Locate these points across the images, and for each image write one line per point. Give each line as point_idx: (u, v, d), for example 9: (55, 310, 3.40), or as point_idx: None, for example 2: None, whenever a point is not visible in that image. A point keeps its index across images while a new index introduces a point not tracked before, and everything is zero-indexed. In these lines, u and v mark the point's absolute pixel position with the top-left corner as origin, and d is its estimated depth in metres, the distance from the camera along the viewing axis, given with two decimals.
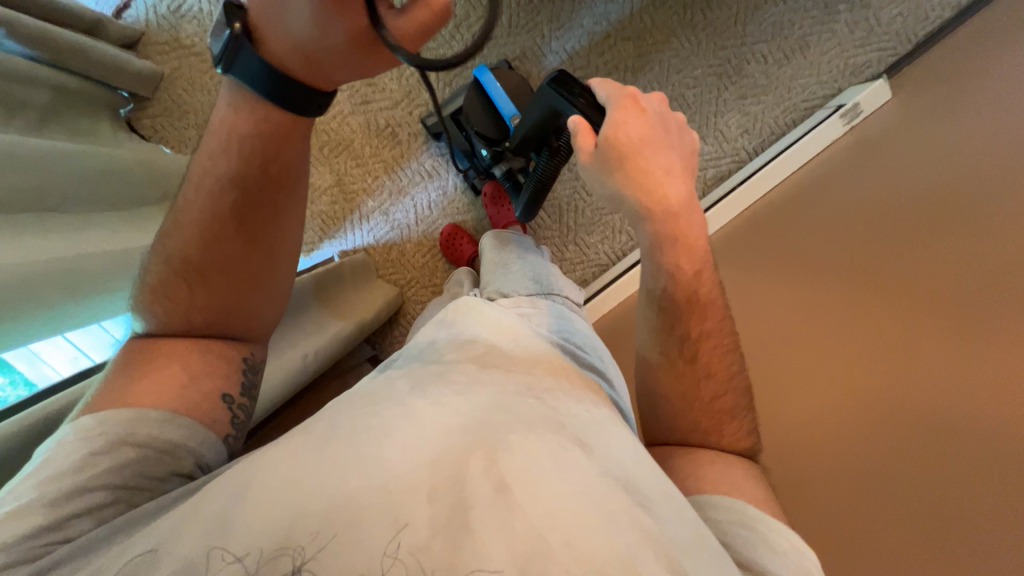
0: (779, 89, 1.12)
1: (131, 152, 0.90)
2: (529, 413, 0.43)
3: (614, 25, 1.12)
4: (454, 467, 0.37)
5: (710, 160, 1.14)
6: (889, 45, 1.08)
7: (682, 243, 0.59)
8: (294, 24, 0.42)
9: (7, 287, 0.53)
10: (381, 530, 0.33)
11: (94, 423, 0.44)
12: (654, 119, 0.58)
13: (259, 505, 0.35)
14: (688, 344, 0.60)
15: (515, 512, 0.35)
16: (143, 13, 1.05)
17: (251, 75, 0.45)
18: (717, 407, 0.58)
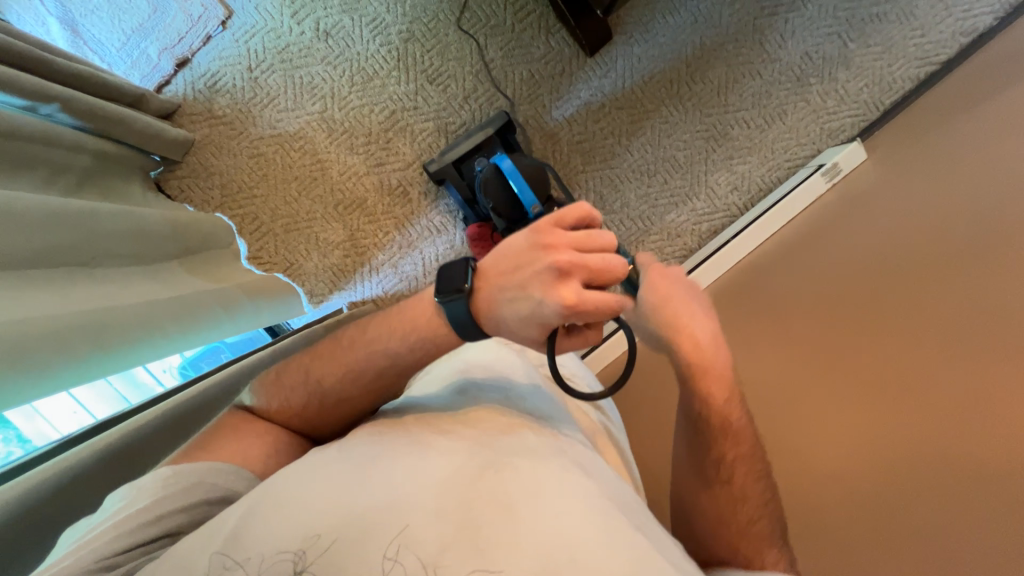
0: (764, 150, 1.23)
1: (158, 212, 0.97)
2: (532, 438, 0.50)
3: (608, 95, 1.21)
4: (467, 490, 0.43)
5: (704, 215, 1.22)
6: (859, 112, 1.21)
7: (711, 378, 0.63)
8: (508, 314, 0.52)
9: (44, 338, 0.56)
10: (385, 536, 0.40)
11: (173, 473, 0.51)
12: (676, 282, 0.62)
13: (268, 525, 0.41)
14: (723, 467, 0.63)
15: (518, 527, 0.41)
16: (182, 88, 1.14)
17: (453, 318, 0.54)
18: (754, 531, 0.62)
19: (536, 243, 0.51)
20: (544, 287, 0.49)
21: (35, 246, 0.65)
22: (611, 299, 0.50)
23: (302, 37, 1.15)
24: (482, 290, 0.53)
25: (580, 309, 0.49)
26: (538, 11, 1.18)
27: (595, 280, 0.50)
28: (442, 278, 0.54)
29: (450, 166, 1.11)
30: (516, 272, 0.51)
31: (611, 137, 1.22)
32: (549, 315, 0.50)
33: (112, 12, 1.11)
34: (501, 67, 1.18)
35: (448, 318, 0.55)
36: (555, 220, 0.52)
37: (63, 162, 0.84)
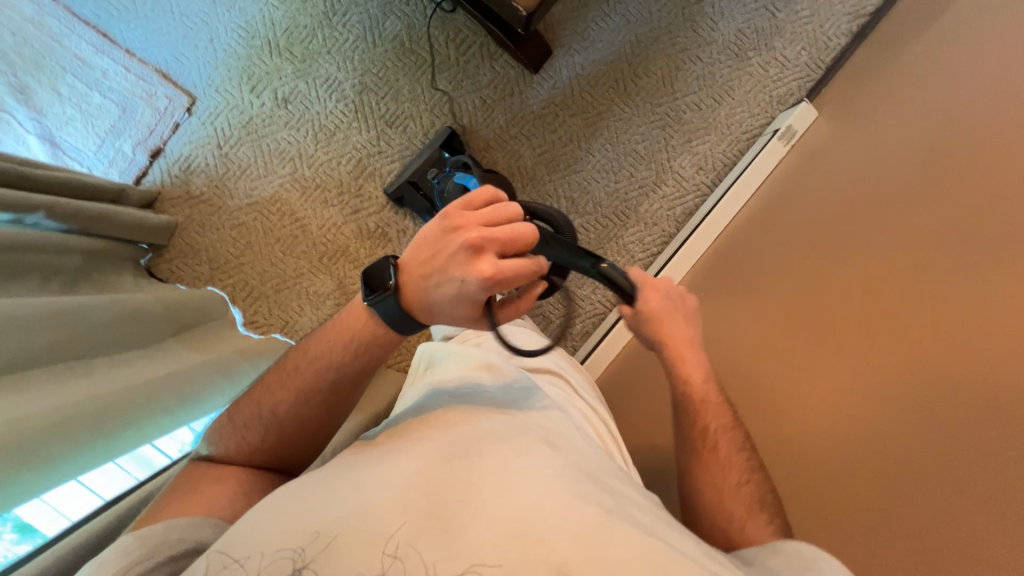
0: (719, 127, 1.27)
1: (152, 295, 1.01)
2: (502, 425, 0.56)
3: (559, 105, 1.26)
4: (445, 486, 0.49)
5: (676, 200, 1.26)
6: (804, 73, 1.26)
7: (684, 369, 0.74)
8: (436, 298, 0.55)
9: (50, 431, 0.59)
10: (374, 541, 0.44)
11: (128, 541, 0.52)
12: (669, 296, 0.75)
13: (266, 530, 0.46)
14: (709, 438, 0.71)
15: (494, 509, 0.47)
16: (159, 175, 1.20)
17: (386, 315, 0.58)
18: (745, 492, 0.67)
19: (446, 227, 0.54)
20: (463, 266, 0.53)
21: (30, 350, 0.67)
22: (530, 266, 0.54)
23: (264, 109, 1.21)
24: (407, 284, 0.57)
25: (500, 279, 0.52)
26: (479, 42, 1.23)
27: (509, 251, 0.53)
28: (370, 281, 0.58)
29: (406, 182, 1.17)
30: (435, 258, 0.55)
31: (570, 143, 1.26)
32: (474, 292, 0.53)
33: (85, 120, 1.17)
34: (453, 100, 1.24)
35: (380, 317, 0.59)
36: (464, 203, 0.55)
37: (52, 265, 0.89)
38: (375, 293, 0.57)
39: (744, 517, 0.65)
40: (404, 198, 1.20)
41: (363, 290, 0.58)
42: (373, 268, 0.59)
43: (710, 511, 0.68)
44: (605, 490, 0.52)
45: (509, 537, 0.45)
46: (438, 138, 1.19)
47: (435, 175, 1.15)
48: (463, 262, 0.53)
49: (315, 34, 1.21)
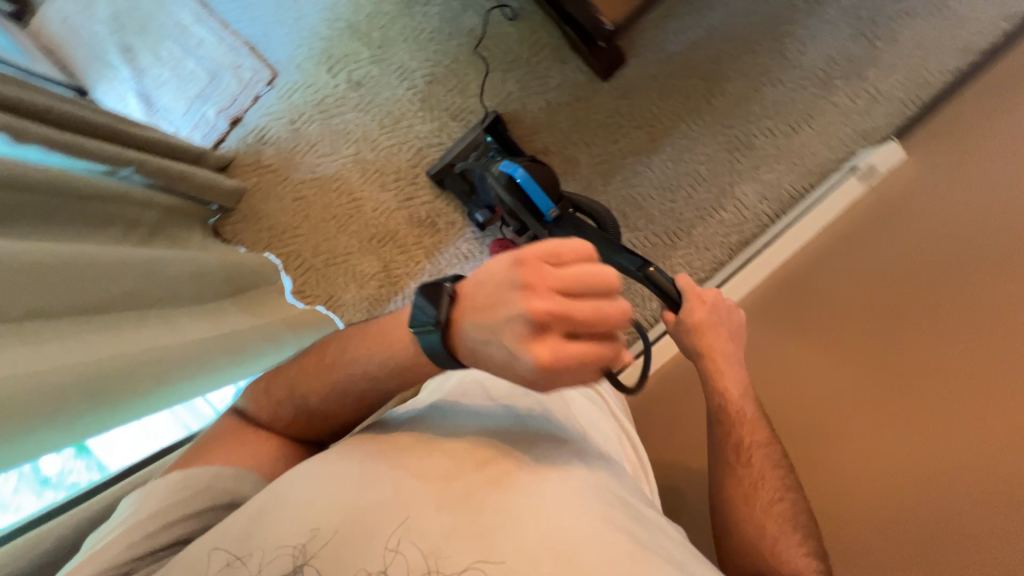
0: (791, 157, 1.21)
1: (215, 255, 1.08)
2: (536, 439, 0.56)
3: (625, 116, 1.23)
4: (478, 487, 0.49)
5: (732, 227, 1.22)
6: (895, 110, 1.19)
7: (722, 382, 0.74)
8: (482, 351, 0.50)
9: (112, 377, 0.64)
10: (388, 526, 0.46)
11: (184, 479, 0.59)
12: (716, 309, 0.77)
13: (278, 513, 0.49)
14: (742, 452, 0.70)
15: (506, 508, 0.47)
16: (235, 142, 1.27)
17: (430, 349, 0.54)
18: (777, 511, 0.66)
19: (516, 284, 0.47)
20: (522, 338, 0.46)
21: (97, 296, 0.72)
22: (597, 355, 0.47)
23: (337, 89, 1.25)
24: (457, 322, 0.53)
25: (559, 366, 0.46)
26: (552, 44, 1.22)
27: (580, 329, 0.47)
28: (418, 309, 0.54)
29: (448, 164, 1.19)
30: (494, 312, 0.49)
31: (631, 156, 1.23)
32: (524, 369, 0.47)
33: (176, 83, 1.25)
34: (518, 100, 1.23)
35: (423, 348, 0.55)
36: (546, 255, 0.47)
37: (134, 217, 0.96)
38: (423, 325, 0.53)
39: (778, 535, 0.65)
40: (444, 180, 1.21)
41: (410, 317, 0.54)
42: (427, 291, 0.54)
43: (738, 536, 0.66)
44: (636, 517, 0.51)
45: (538, 547, 0.45)
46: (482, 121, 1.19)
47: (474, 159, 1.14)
48: (523, 333, 0.46)
49: (394, 22, 1.24)
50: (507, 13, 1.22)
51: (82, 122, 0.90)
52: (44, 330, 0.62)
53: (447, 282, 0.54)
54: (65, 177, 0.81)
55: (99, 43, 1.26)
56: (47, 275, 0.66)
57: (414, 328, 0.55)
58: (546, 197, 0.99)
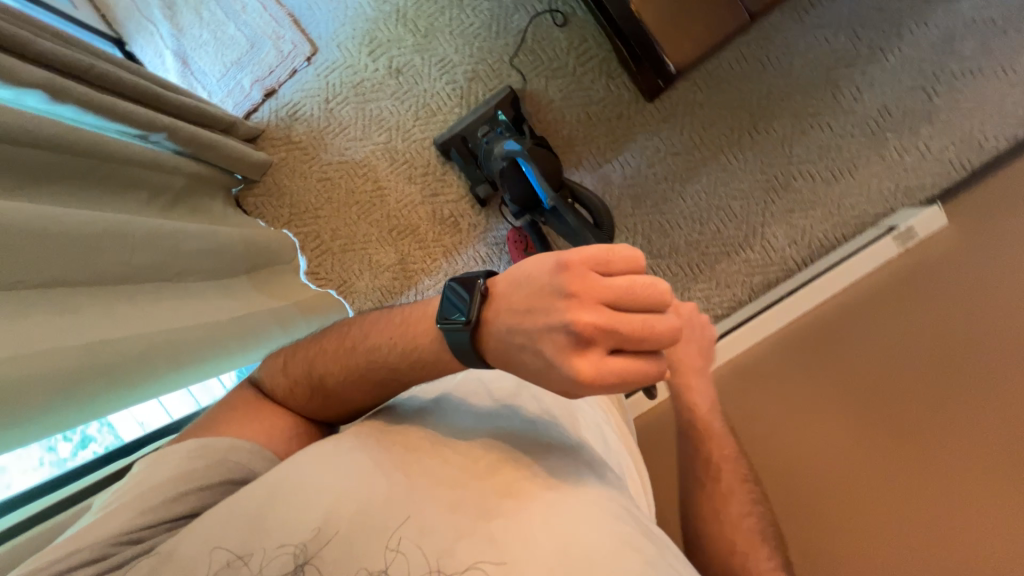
0: (828, 205, 1.18)
1: (237, 230, 1.07)
2: (548, 444, 0.56)
3: (664, 140, 1.20)
4: (491, 491, 0.49)
5: (757, 267, 1.21)
6: (943, 170, 1.15)
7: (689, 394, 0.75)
8: (511, 345, 0.51)
9: (123, 357, 0.64)
10: (394, 523, 0.47)
11: (199, 449, 0.60)
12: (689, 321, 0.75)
13: (283, 508, 0.49)
14: (711, 466, 0.71)
15: (512, 512, 0.47)
16: (267, 114, 1.25)
17: (458, 346, 0.54)
18: (745, 526, 0.66)
19: (561, 291, 0.47)
20: (564, 344, 0.46)
21: (115, 269, 0.72)
22: (636, 375, 0.46)
23: (376, 74, 1.23)
24: (487, 323, 0.53)
25: (598, 377, 0.45)
26: (601, 55, 1.18)
27: (624, 344, 0.46)
28: (448, 306, 0.54)
29: (456, 135, 1.17)
30: (535, 316, 0.49)
31: (665, 181, 1.21)
32: (559, 377, 0.47)
33: (216, 47, 1.23)
34: (559, 108, 1.20)
35: (448, 345, 0.55)
36: (593, 262, 0.47)
37: (160, 184, 0.95)
38: (452, 322, 0.53)
39: (748, 549, 0.64)
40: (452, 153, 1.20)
41: (438, 313, 0.54)
42: (459, 290, 0.54)
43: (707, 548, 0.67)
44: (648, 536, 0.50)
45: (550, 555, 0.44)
46: (498, 96, 1.17)
47: (484, 134, 1.15)
48: (563, 338, 0.46)
49: (442, 12, 1.21)
50: (557, 19, 1.18)
51: (117, 83, 0.88)
52: (59, 304, 0.62)
53: (479, 279, 0.54)
54: (96, 141, 0.79)
55: None
56: (63, 246, 0.65)
57: (441, 323, 0.55)
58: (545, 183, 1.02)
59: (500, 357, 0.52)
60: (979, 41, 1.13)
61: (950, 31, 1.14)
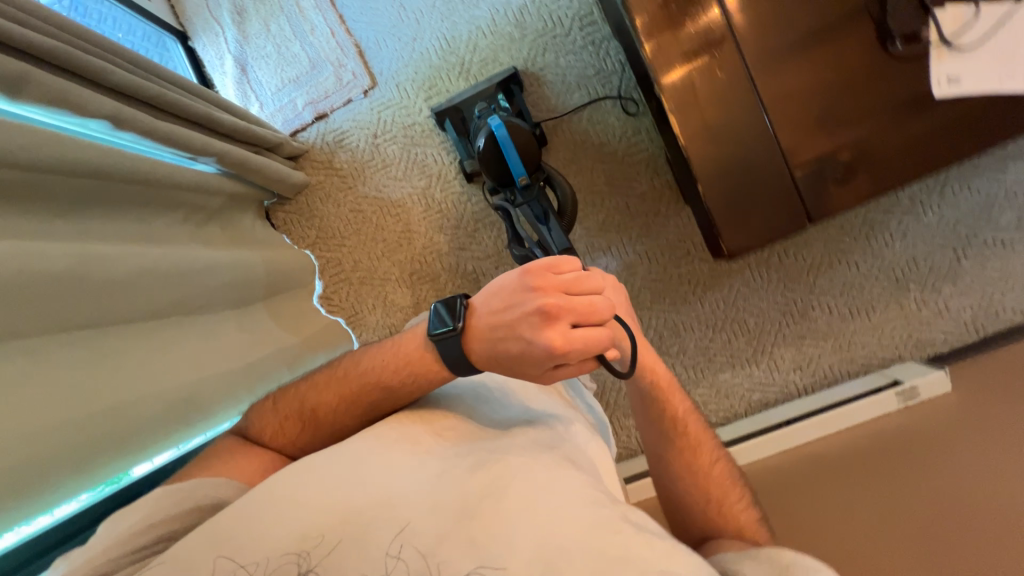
0: (840, 339, 1.21)
1: (260, 253, 1.08)
2: (526, 441, 0.61)
3: (695, 244, 1.21)
4: (471, 495, 0.53)
5: (759, 385, 1.23)
6: (956, 331, 1.18)
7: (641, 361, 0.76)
8: (495, 342, 0.62)
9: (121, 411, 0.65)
10: (391, 526, 0.50)
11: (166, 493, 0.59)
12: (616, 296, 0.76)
13: (272, 531, 0.51)
14: (678, 422, 0.77)
15: (498, 503, 0.52)
16: (314, 136, 1.26)
17: (448, 354, 0.65)
18: (717, 478, 0.75)
19: (530, 288, 0.60)
20: (537, 326, 0.59)
21: (135, 309, 0.72)
22: (598, 335, 0.59)
23: (428, 121, 1.23)
24: (472, 326, 0.64)
25: (569, 347, 0.58)
26: (651, 152, 1.20)
27: (582, 321, 0.59)
28: (440, 320, 0.65)
29: (455, 107, 1.16)
30: (511, 312, 0.61)
31: (688, 285, 1.22)
32: (537, 353, 0.59)
33: (277, 61, 1.24)
34: (601, 192, 1.22)
35: (440, 356, 0.65)
36: (551, 266, 0.62)
37: (197, 204, 0.96)
38: (443, 333, 0.64)
39: (721, 497, 0.73)
40: (446, 124, 1.18)
41: (432, 326, 0.65)
42: (441, 310, 0.66)
43: (688, 509, 0.75)
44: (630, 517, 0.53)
45: (539, 547, 0.48)
46: (499, 75, 1.17)
47: (480, 109, 1.11)
48: (530, 319, 0.59)
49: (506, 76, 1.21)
50: (628, 108, 1.19)
51: (180, 109, 0.88)
52: (60, 355, 0.61)
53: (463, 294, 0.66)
54: (146, 167, 0.80)
55: None
56: (79, 291, 0.64)
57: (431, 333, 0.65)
58: (522, 164, 1.00)
59: (485, 352, 0.63)
60: (1016, 215, 1.15)
61: (989, 199, 1.16)
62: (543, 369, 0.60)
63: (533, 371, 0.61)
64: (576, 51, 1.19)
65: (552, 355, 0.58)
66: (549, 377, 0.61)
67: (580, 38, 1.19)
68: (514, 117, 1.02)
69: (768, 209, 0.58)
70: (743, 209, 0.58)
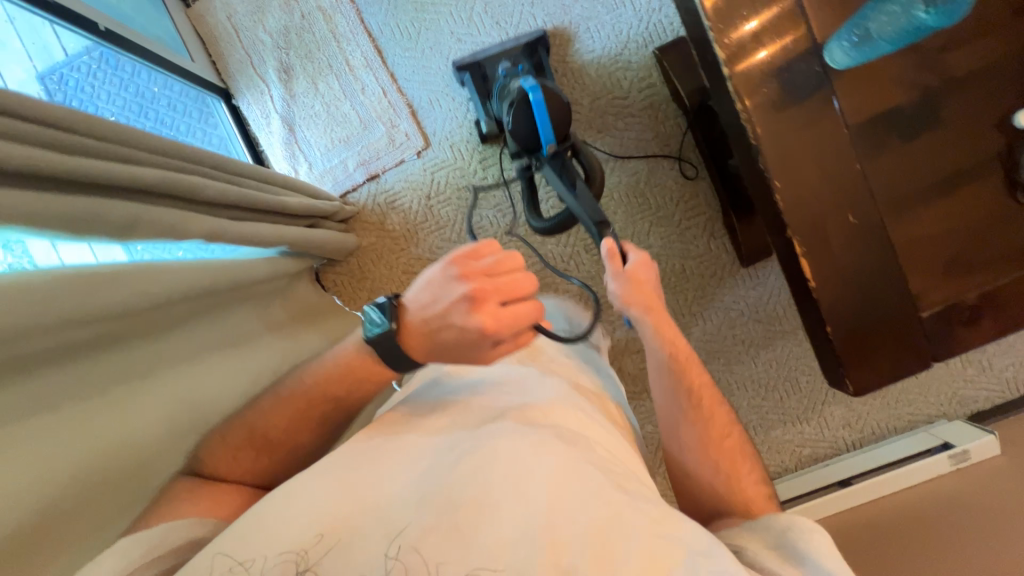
0: (887, 396, 1.24)
1: (319, 330, 1.06)
2: (506, 424, 0.55)
3: (749, 305, 1.22)
4: (455, 484, 0.49)
5: (809, 440, 1.26)
6: (998, 388, 1.22)
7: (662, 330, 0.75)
8: (433, 335, 0.59)
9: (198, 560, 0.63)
10: (385, 536, 0.47)
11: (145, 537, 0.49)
12: (642, 271, 0.75)
13: (271, 532, 0.48)
14: (694, 393, 0.73)
15: (489, 488, 0.48)
16: (365, 197, 1.23)
17: (392, 352, 0.60)
18: (727, 448, 0.70)
19: (452, 278, 0.59)
20: (466, 310, 0.57)
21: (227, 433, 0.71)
22: (529, 309, 0.59)
23: (483, 182, 1.21)
24: (405, 321, 0.60)
25: (501, 325, 0.57)
26: (708, 214, 1.20)
27: (509, 298, 0.58)
28: (373, 318, 0.60)
29: (477, 63, 1.12)
30: (439, 301, 0.59)
31: (741, 344, 1.24)
32: (473, 337, 0.58)
33: (327, 121, 1.20)
34: (657, 255, 1.21)
35: (380, 357, 0.61)
36: (468, 253, 0.59)
37: (263, 292, 0.93)
38: (381, 333, 0.59)
39: (730, 470, 0.69)
40: (465, 79, 1.14)
41: (365, 327, 0.60)
42: (370, 312, 0.60)
43: (695, 491, 0.71)
44: (616, 485, 0.51)
45: (530, 528, 0.46)
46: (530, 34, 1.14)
47: (505, 69, 1.07)
48: (456, 303, 0.58)
49: None
50: (686, 171, 1.20)
51: (262, 207, 0.86)
52: None
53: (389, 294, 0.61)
54: (228, 275, 0.78)
55: (259, 51, 1.18)
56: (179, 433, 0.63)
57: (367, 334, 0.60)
58: (552, 130, 0.93)
59: (426, 349, 0.60)
60: None
61: None
62: (482, 351, 0.59)
63: (474, 354, 0.59)
64: (635, 114, 1.19)
65: (486, 334, 0.57)
66: (491, 359, 0.59)
67: (639, 101, 1.18)
68: (543, 80, 0.94)
69: (893, 351, 0.59)
70: (868, 351, 0.59)
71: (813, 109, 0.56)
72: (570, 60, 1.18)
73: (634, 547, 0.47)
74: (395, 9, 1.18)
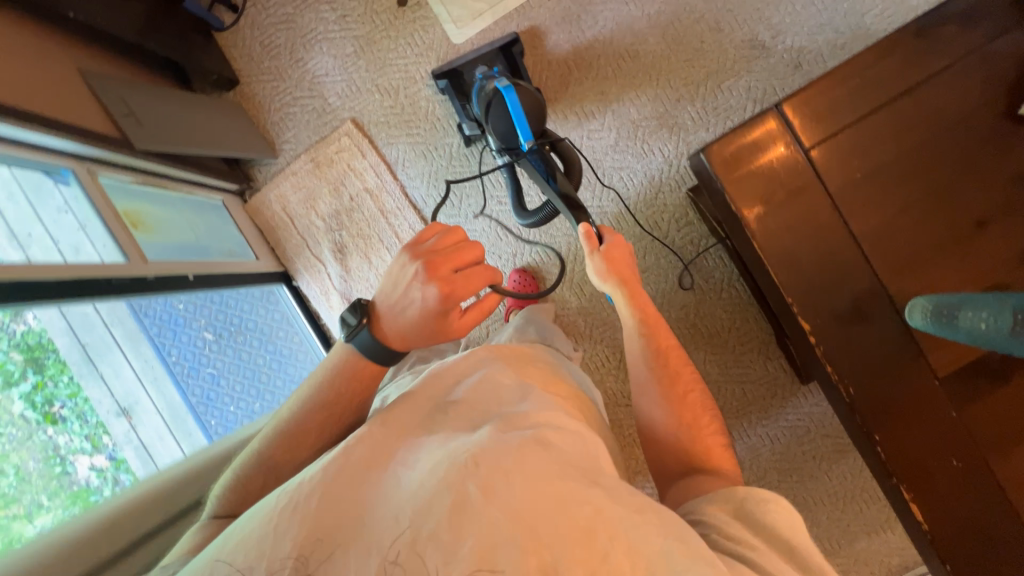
0: None
1: None
2: (499, 422, 0.53)
3: (816, 420, 1.23)
4: (433, 494, 0.45)
5: (896, 547, 1.22)
6: None
7: (633, 297, 0.75)
8: (401, 318, 0.60)
9: None
10: (387, 540, 0.44)
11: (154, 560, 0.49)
12: (617, 249, 0.76)
13: (271, 532, 0.44)
14: (661, 354, 0.73)
15: (483, 485, 0.46)
16: None
17: (370, 346, 0.60)
18: (691, 401, 0.70)
19: (404, 263, 0.61)
20: (424, 283, 0.58)
21: None
22: (480, 270, 0.60)
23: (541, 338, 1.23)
24: (377, 314, 0.61)
25: (458, 289, 0.58)
26: (761, 338, 1.22)
27: (461, 266, 0.60)
28: (348, 316, 0.61)
29: (455, 70, 1.17)
30: (399, 283, 0.60)
31: (813, 458, 1.23)
32: (436, 306, 0.58)
33: None
34: (714, 378, 1.24)
35: (359, 352, 0.61)
36: (416, 240, 0.62)
37: None
38: (357, 328, 0.60)
39: (692, 421, 0.69)
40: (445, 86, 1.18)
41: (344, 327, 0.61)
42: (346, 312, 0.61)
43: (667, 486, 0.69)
44: (593, 483, 0.48)
45: (516, 535, 0.43)
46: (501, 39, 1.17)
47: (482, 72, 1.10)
48: (412, 280, 0.59)
49: None
50: (684, 281, 1.23)
51: None
52: None
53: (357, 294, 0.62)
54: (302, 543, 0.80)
55: (314, 235, 1.27)
56: None
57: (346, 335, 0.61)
58: (529, 129, 0.93)
59: (401, 333, 0.60)
60: None
61: None
62: (449, 318, 0.60)
63: (444, 325, 0.60)
64: (674, 250, 1.23)
65: (445, 300, 0.58)
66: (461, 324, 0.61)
67: (677, 236, 1.22)
68: (517, 80, 0.95)
69: None
70: None
71: (898, 365, 0.59)
72: (607, 205, 1.24)
73: (616, 545, 0.44)
74: (435, 181, 1.25)
